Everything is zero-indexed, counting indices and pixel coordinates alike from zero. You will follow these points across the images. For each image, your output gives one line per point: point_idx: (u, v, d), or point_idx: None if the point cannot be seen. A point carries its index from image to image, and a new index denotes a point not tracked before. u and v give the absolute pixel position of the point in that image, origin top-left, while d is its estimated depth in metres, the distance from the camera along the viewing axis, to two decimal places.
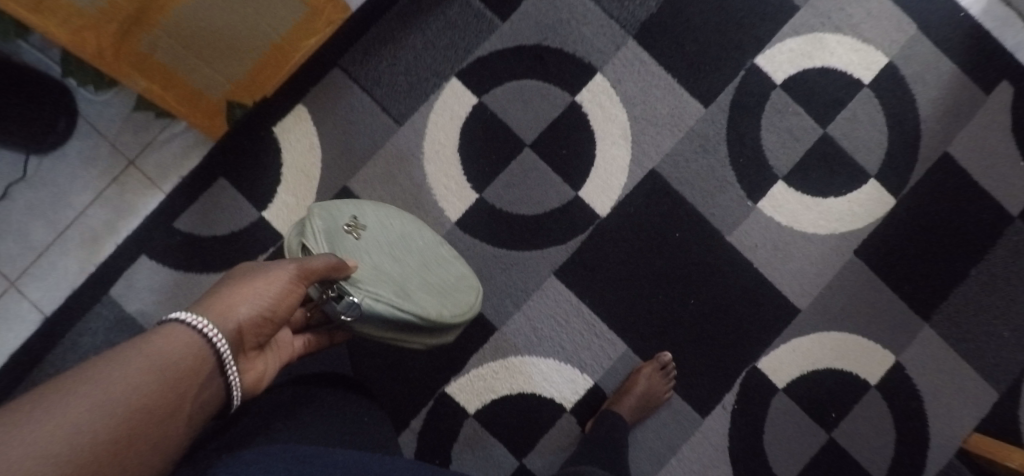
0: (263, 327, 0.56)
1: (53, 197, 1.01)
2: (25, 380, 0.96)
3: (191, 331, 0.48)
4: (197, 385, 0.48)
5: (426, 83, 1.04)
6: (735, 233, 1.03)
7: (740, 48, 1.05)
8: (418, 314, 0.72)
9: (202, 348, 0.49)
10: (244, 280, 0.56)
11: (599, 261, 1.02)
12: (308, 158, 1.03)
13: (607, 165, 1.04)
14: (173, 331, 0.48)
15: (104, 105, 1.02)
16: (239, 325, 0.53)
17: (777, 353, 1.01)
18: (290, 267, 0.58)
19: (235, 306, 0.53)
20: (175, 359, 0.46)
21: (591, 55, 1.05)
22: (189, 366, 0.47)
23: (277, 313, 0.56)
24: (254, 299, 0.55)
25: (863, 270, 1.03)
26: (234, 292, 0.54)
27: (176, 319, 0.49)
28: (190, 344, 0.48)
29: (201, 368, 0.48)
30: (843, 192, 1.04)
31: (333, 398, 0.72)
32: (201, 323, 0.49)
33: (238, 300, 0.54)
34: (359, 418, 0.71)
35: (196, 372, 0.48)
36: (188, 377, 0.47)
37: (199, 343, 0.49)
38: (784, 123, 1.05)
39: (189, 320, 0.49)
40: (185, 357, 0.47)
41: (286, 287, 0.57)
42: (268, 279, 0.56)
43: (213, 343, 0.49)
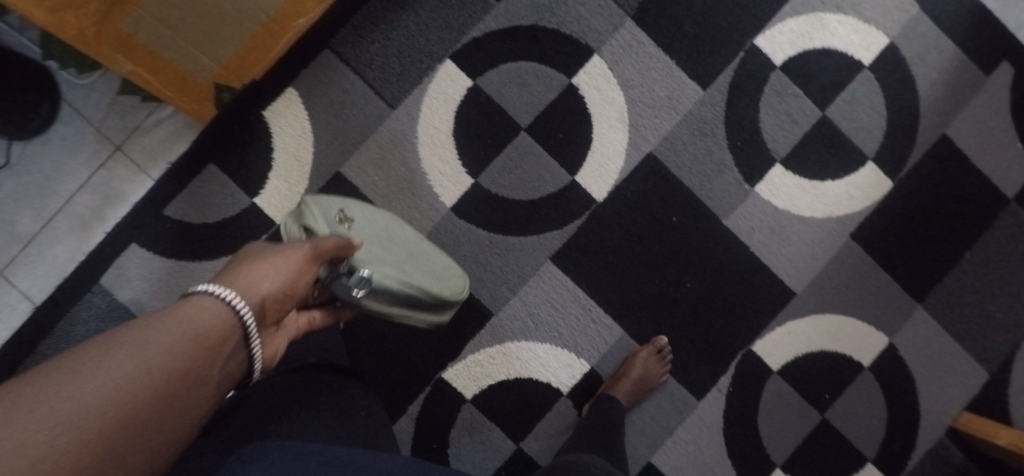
0: (284, 301, 0.57)
1: (40, 183, 0.98)
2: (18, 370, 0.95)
3: (217, 300, 0.50)
4: (224, 354, 0.49)
5: (420, 65, 1.02)
6: (732, 217, 1.02)
7: (739, 29, 1.03)
8: (421, 289, 0.77)
9: (229, 316, 0.50)
10: (263, 256, 0.58)
11: (596, 246, 1.01)
12: (300, 143, 1.01)
13: (604, 149, 1.02)
14: (200, 301, 0.49)
15: (88, 89, 0.99)
16: (261, 296, 0.54)
17: (772, 336, 1.02)
18: (305, 246, 0.60)
19: (257, 279, 0.55)
20: (203, 327, 0.48)
21: (588, 36, 1.03)
22: (216, 334, 0.49)
23: (295, 290, 0.58)
24: (274, 273, 0.57)
25: (858, 253, 1.03)
26: (254, 268, 0.56)
27: (204, 291, 0.50)
28: (217, 313, 0.49)
29: (229, 339, 0.50)
30: (840, 176, 1.03)
31: (333, 386, 0.72)
32: (229, 294, 0.51)
33: (259, 273, 0.56)
34: (360, 410, 0.71)
35: (223, 340, 0.49)
36: (215, 344, 0.48)
37: (227, 314, 0.50)
38: (782, 105, 1.03)
39: (218, 291, 0.51)
40: (212, 326, 0.48)
41: (302, 264, 0.59)
42: (284, 256, 0.58)
43: (239, 313, 0.51)
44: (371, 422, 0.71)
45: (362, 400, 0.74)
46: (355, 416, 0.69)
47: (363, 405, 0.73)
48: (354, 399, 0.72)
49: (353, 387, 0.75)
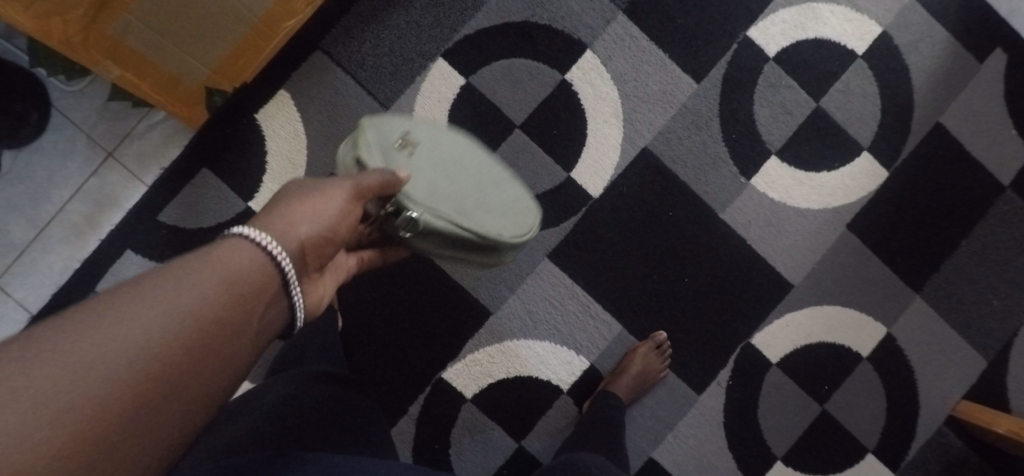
0: (322, 246, 0.56)
1: (32, 191, 0.98)
2: None
3: (254, 246, 0.48)
4: (260, 304, 0.48)
5: (412, 64, 1.01)
6: (728, 211, 1.02)
7: (732, 21, 1.03)
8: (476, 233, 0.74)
9: (265, 264, 0.48)
10: (304, 197, 0.57)
11: (593, 242, 1.01)
12: (293, 145, 1.00)
13: (598, 145, 1.02)
14: (234, 246, 0.47)
15: (78, 95, 0.99)
16: (302, 242, 0.53)
17: (770, 328, 1.02)
18: (345, 186, 0.60)
19: (294, 224, 0.53)
20: (235, 277, 0.46)
21: (581, 31, 1.02)
22: (250, 285, 0.47)
23: (337, 231, 0.58)
24: (312, 217, 0.55)
25: (855, 244, 1.03)
26: (292, 212, 0.55)
27: (238, 235, 0.48)
28: (251, 261, 0.48)
29: (266, 288, 0.48)
30: (836, 166, 1.03)
31: (328, 393, 0.69)
32: (265, 240, 0.49)
33: (295, 218, 0.54)
34: (354, 410, 0.70)
35: (258, 291, 0.48)
36: (247, 296, 0.47)
37: (264, 260, 0.48)
38: (776, 97, 1.03)
39: (252, 236, 0.48)
40: (246, 276, 0.47)
41: (339, 209, 0.58)
42: (321, 200, 0.57)
43: (276, 261, 0.49)
44: (365, 423, 0.70)
45: (356, 400, 0.73)
46: (348, 416, 0.69)
47: (357, 405, 0.72)
48: (347, 399, 0.71)
49: (345, 386, 0.74)
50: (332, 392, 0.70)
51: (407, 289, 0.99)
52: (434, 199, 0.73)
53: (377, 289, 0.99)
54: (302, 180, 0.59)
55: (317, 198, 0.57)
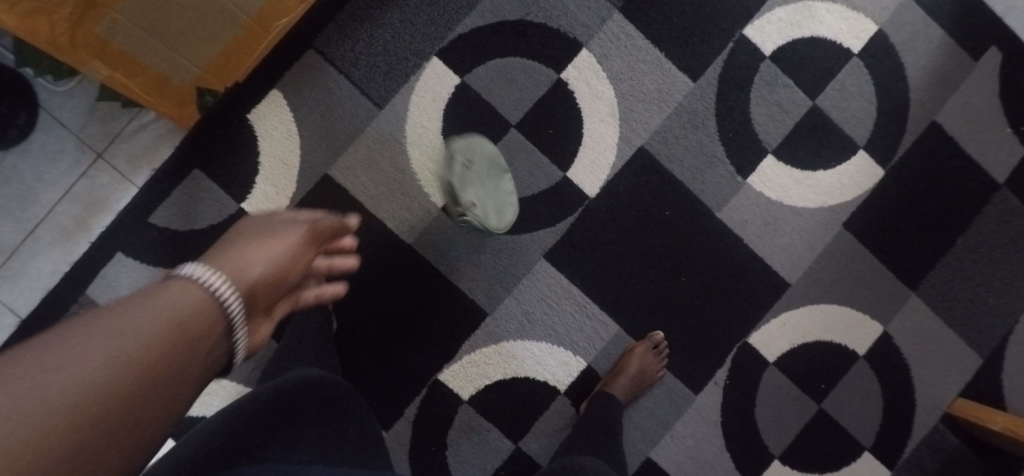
0: (268, 283, 0.59)
1: (20, 193, 0.96)
2: None
3: (200, 280, 0.51)
4: (207, 337, 0.50)
5: (406, 63, 1.00)
6: (725, 210, 1.02)
7: (728, 19, 1.02)
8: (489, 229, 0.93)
9: (208, 298, 0.51)
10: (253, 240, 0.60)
11: (590, 242, 1.00)
12: (286, 145, 0.99)
13: (595, 144, 1.01)
14: (179, 282, 0.50)
15: (66, 96, 0.97)
16: (250, 279, 0.56)
17: (767, 328, 1.02)
18: (297, 230, 0.65)
19: (242, 263, 0.56)
20: (181, 309, 0.48)
21: (576, 30, 1.02)
22: (196, 316, 0.49)
23: (284, 270, 0.61)
24: (262, 254, 0.59)
25: (852, 243, 1.03)
26: (240, 252, 0.58)
27: (185, 271, 0.51)
28: (197, 296, 0.50)
29: (209, 324, 0.50)
30: (832, 165, 1.03)
31: (318, 399, 0.67)
32: (212, 273, 0.52)
33: (244, 255, 0.58)
34: (344, 429, 0.68)
35: (205, 322, 0.50)
36: (195, 327, 0.49)
37: (204, 299, 0.50)
38: (773, 95, 1.03)
39: (196, 275, 0.51)
40: (190, 309, 0.49)
41: (289, 246, 0.62)
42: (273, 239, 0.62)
43: (221, 295, 0.51)
44: (356, 442, 0.68)
45: (349, 417, 0.71)
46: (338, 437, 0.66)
47: (348, 423, 0.70)
48: (339, 417, 0.69)
49: (340, 401, 0.71)
50: (324, 409, 0.67)
51: (398, 294, 0.98)
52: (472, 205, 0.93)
53: (372, 290, 0.98)
54: (256, 221, 0.65)
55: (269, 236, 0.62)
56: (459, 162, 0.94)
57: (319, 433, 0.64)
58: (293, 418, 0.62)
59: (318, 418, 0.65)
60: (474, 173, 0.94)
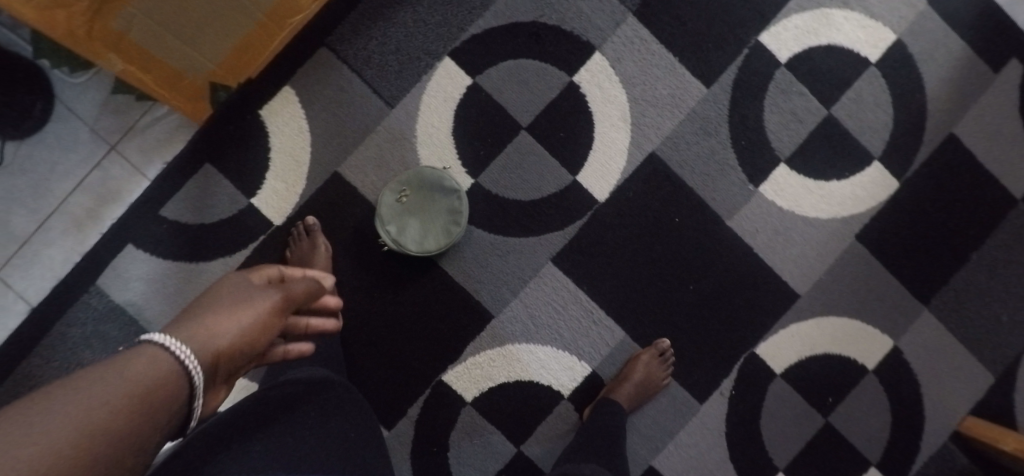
0: (241, 351, 0.53)
1: (34, 183, 0.97)
2: (13, 372, 0.94)
3: (164, 350, 0.47)
4: (170, 409, 0.46)
5: (419, 63, 1.00)
6: (735, 219, 1.01)
7: (744, 25, 1.01)
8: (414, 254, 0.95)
9: (173, 369, 0.46)
10: (220, 305, 0.54)
11: (598, 247, 1.00)
12: (297, 142, 0.99)
13: (605, 148, 1.01)
14: (143, 351, 0.46)
15: (82, 87, 0.98)
16: (217, 349, 0.50)
17: (775, 338, 1.01)
18: (269, 295, 0.58)
19: (213, 327, 0.51)
20: (149, 379, 0.44)
21: (590, 33, 1.01)
22: (163, 387, 0.45)
23: (254, 340, 0.55)
24: (236, 315, 0.54)
25: (863, 255, 1.02)
26: (204, 319, 0.52)
27: (148, 340, 0.47)
28: (164, 367, 0.46)
29: (175, 391, 0.46)
30: (846, 176, 1.01)
31: (324, 404, 0.66)
32: (180, 344, 0.47)
33: (215, 319, 0.52)
34: (347, 433, 0.66)
35: (169, 393, 0.45)
36: (160, 398, 0.45)
37: (168, 368, 0.46)
38: (787, 104, 1.02)
39: (161, 347, 0.46)
40: (159, 374, 0.45)
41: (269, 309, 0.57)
42: (250, 299, 0.56)
43: (186, 367, 0.47)
44: (359, 449, 0.66)
45: (351, 420, 0.68)
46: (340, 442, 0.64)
47: (351, 428, 0.67)
48: (341, 421, 0.66)
49: (342, 405, 0.69)
50: (325, 414, 0.65)
51: (403, 294, 0.99)
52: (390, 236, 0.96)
53: (378, 289, 0.99)
54: (236, 277, 0.59)
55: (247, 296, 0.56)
56: (395, 192, 0.96)
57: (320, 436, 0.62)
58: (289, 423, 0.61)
59: (318, 421, 0.63)
60: (411, 202, 0.95)
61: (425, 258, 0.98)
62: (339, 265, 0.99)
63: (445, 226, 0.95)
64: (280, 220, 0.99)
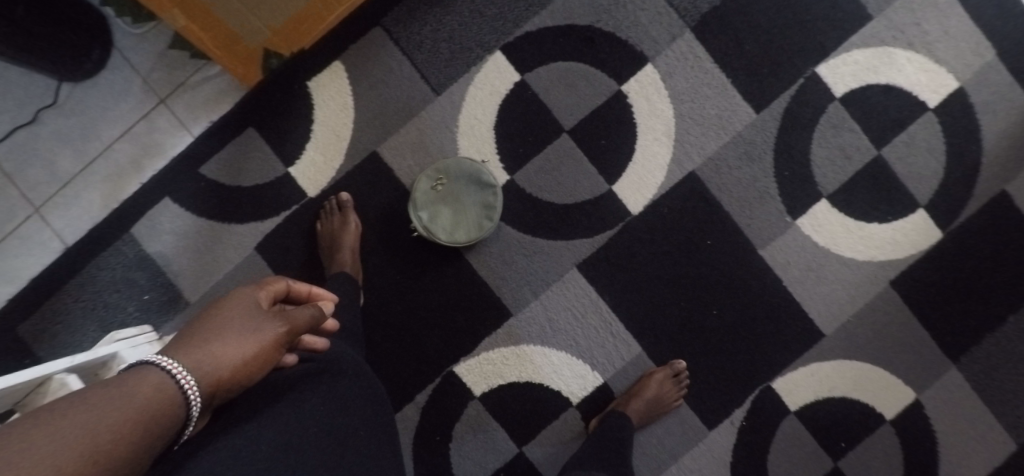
0: (242, 382, 0.49)
1: (83, 126, 0.99)
2: (40, 307, 0.96)
3: (166, 377, 0.42)
4: (164, 438, 0.41)
5: (470, 54, 1.00)
6: (768, 249, 0.99)
7: (802, 54, 1.00)
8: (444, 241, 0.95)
9: (176, 396, 0.42)
10: (222, 335, 0.48)
11: (625, 259, 0.99)
12: (340, 118, 1.00)
13: (645, 162, 1.00)
14: (145, 373, 0.42)
15: (140, 39, 1.00)
16: (214, 382, 0.46)
17: (793, 375, 0.99)
18: (276, 328, 0.52)
19: (219, 354, 0.47)
20: (153, 401, 0.40)
21: (645, 44, 1.00)
22: (165, 412, 0.41)
23: (250, 377, 0.49)
24: (244, 343, 0.49)
25: (895, 303, 0.99)
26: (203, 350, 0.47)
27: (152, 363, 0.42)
28: (167, 394, 0.42)
29: (174, 410, 0.42)
30: (887, 220, 0.99)
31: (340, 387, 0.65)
32: (185, 375, 0.43)
33: (222, 345, 0.48)
34: (359, 418, 0.64)
35: (167, 421, 0.41)
36: (160, 425, 0.41)
37: (173, 394, 0.42)
38: (837, 139, 0.99)
39: (167, 372, 0.42)
40: (160, 392, 0.41)
41: (279, 340, 0.52)
42: (263, 324, 0.51)
43: (187, 399, 0.43)
44: (369, 436, 0.64)
45: (364, 404, 0.67)
46: (352, 429, 0.62)
47: (363, 411, 0.66)
48: (354, 403, 0.65)
49: (356, 386, 0.68)
50: (340, 395, 0.64)
51: (426, 281, 0.99)
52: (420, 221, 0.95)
53: (401, 272, 0.99)
54: (249, 290, 0.54)
55: (259, 320, 0.51)
56: (431, 180, 0.96)
57: (332, 422, 0.60)
58: (302, 403, 0.59)
59: (333, 405, 0.62)
60: (446, 191, 0.96)
61: (452, 248, 0.98)
62: (367, 244, 0.99)
63: (478, 220, 0.96)
64: (314, 192, 1.00)
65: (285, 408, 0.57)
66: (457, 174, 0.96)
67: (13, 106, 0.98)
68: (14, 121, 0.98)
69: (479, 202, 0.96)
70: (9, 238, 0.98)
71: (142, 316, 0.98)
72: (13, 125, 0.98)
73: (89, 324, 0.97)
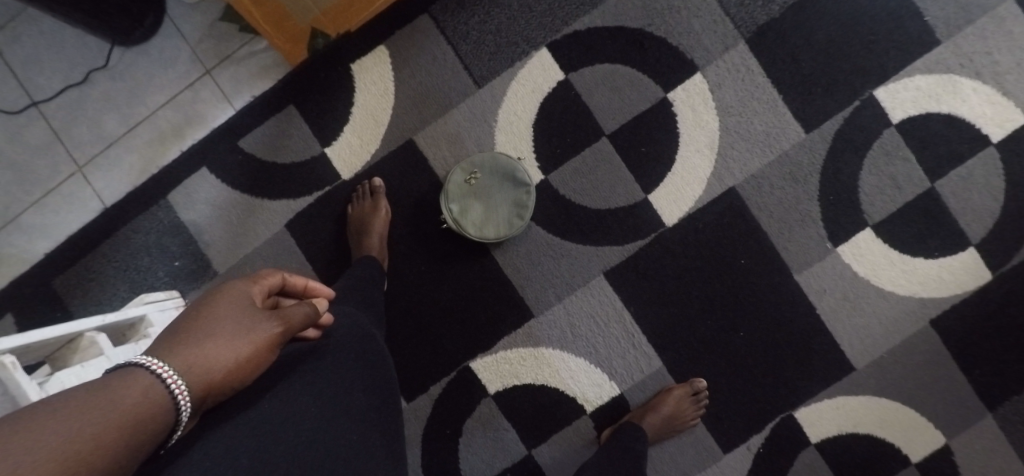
0: (236, 384, 0.48)
1: (129, 90, 1.01)
2: (76, 263, 0.99)
3: (156, 381, 0.42)
4: (150, 446, 0.41)
5: (516, 49, 0.99)
6: (804, 274, 0.96)
7: (860, 76, 0.96)
8: (473, 236, 0.94)
9: (164, 403, 0.41)
10: (212, 334, 0.47)
11: (654, 271, 0.97)
12: (380, 102, 1.00)
13: (685, 173, 0.97)
14: (131, 378, 0.41)
15: (192, 9, 1.01)
16: (205, 385, 0.45)
17: (817, 406, 0.96)
18: (271, 327, 0.50)
19: (210, 355, 0.46)
20: (137, 411, 0.39)
21: (696, 52, 0.97)
22: (150, 422, 0.40)
23: (243, 377, 0.48)
24: (238, 343, 0.47)
25: (934, 342, 0.95)
26: (193, 351, 0.45)
27: (142, 365, 0.42)
28: (155, 400, 0.41)
29: (162, 416, 0.41)
30: (934, 255, 0.95)
31: (355, 376, 0.64)
32: (175, 380, 0.42)
33: (215, 346, 0.46)
34: (368, 407, 0.64)
35: (152, 430, 0.41)
36: (144, 435, 0.40)
37: (161, 400, 0.41)
38: (888, 167, 0.95)
39: (158, 375, 0.42)
40: (146, 400, 0.40)
41: (275, 340, 0.50)
42: (258, 322, 0.50)
43: (177, 403, 0.42)
44: (376, 426, 0.64)
45: (375, 391, 0.67)
46: (360, 418, 0.62)
47: (374, 400, 0.65)
48: (366, 390, 0.65)
49: (370, 372, 0.67)
50: (351, 381, 0.63)
51: (449, 275, 0.98)
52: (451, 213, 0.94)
53: (426, 262, 0.99)
54: (243, 285, 0.52)
55: (253, 318, 0.50)
56: (465, 173, 0.95)
57: (342, 411, 0.60)
58: (310, 390, 0.59)
59: (346, 396, 0.62)
60: (480, 186, 0.95)
61: (479, 243, 0.97)
62: (395, 231, 0.99)
63: (509, 218, 0.94)
64: (348, 175, 1.00)
65: (292, 395, 0.57)
66: (491, 170, 0.95)
67: (65, 66, 1.00)
68: (66, 80, 1.00)
69: (511, 200, 0.95)
70: (51, 194, 1.00)
71: (171, 282, 0.99)
72: (64, 84, 1.00)
73: (120, 285, 0.99)
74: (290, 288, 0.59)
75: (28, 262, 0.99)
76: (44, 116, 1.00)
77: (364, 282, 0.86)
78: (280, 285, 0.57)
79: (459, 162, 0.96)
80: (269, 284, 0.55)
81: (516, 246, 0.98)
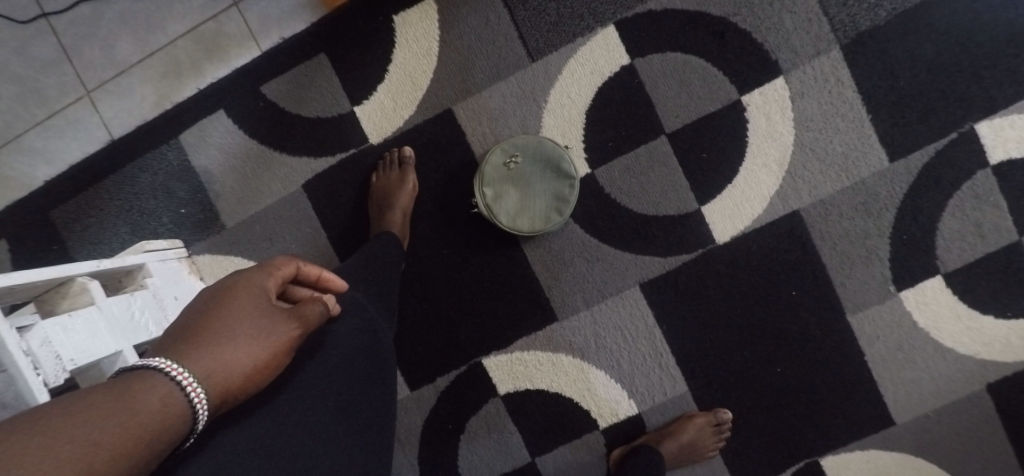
0: (253, 389, 0.45)
1: (148, 13, 0.91)
2: (76, 197, 0.92)
3: (176, 388, 0.39)
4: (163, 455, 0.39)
5: (580, 22, 0.87)
6: (858, 315, 0.88)
7: (964, 105, 0.84)
8: (506, 224, 0.85)
9: (182, 411, 0.39)
10: (226, 339, 0.44)
11: (696, 289, 0.88)
12: (421, 63, 0.90)
13: (747, 187, 0.87)
14: (153, 383, 0.38)
15: None
16: (223, 393, 0.42)
17: (847, 456, 0.89)
18: (287, 331, 0.47)
19: (227, 360, 0.43)
20: (151, 418, 0.37)
21: (782, 52, 0.86)
22: (165, 432, 0.38)
23: (260, 382, 0.45)
24: (255, 346, 0.45)
25: (986, 408, 0.87)
26: (208, 357, 0.42)
27: (162, 370, 0.39)
28: (172, 409, 0.39)
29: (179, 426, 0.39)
30: (1005, 316, 0.86)
31: (367, 379, 0.57)
32: (197, 385, 0.40)
33: (232, 352, 0.43)
34: (376, 417, 0.57)
35: (166, 441, 0.38)
36: (159, 443, 0.38)
37: (182, 408, 0.39)
38: (975, 211, 0.85)
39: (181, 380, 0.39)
40: (163, 410, 0.38)
41: (293, 342, 0.47)
42: (275, 324, 0.47)
43: (194, 411, 0.40)
44: (382, 439, 0.57)
45: (385, 398, 0.59)
46: (365, 430, 0.55)
47: (382, 409, 0.58)
48: (374, 396, 0.58)
49: (383, 372, 0.60)
50: (360, 386, 0.56)
51: (473, 262, 0.90)
52: (485, 198, 0.85)
53: (450, 246, 0.91)
54: (257, 278, 0.48)
55: (269, 319, 0.46)
56: (505, 156, 0.86)
57: (344, 424, 0.53)
58: (315, 396, 0.52)
59: (353, 405, 0.55)
60: (520, 172, 0.86)
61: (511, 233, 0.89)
62: (419, 207, 0.91)
63: (549, 211, 0.86)
64: (376, 139, 0.91)
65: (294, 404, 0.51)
66: (534, 156, 0.86)
67: None
68: None
69: (552, 192, 0.86)
70: (55, 117, 0.92)
71: (174, 230, 0.93)
72: None
73: (121, 226, 0.92)
74: (302, 277, 0.54)
75: (27, 188, 0.92)
76: (54, 31, 0.91)
77: (383, 262, 0.78)
78: (293, 275, 0.53)
79: (501, 143, 0.87)
80: (283, 275, 0.51)
81: (551, 241, 0.90)
